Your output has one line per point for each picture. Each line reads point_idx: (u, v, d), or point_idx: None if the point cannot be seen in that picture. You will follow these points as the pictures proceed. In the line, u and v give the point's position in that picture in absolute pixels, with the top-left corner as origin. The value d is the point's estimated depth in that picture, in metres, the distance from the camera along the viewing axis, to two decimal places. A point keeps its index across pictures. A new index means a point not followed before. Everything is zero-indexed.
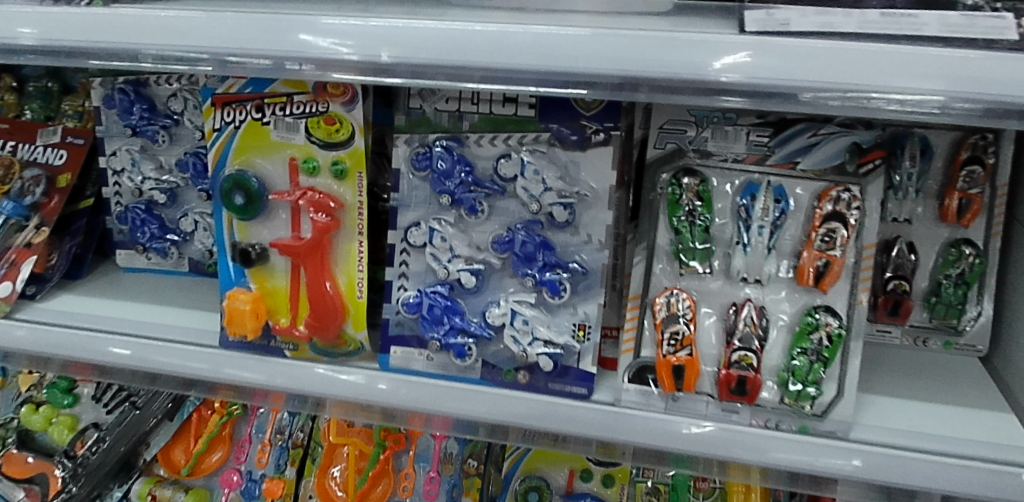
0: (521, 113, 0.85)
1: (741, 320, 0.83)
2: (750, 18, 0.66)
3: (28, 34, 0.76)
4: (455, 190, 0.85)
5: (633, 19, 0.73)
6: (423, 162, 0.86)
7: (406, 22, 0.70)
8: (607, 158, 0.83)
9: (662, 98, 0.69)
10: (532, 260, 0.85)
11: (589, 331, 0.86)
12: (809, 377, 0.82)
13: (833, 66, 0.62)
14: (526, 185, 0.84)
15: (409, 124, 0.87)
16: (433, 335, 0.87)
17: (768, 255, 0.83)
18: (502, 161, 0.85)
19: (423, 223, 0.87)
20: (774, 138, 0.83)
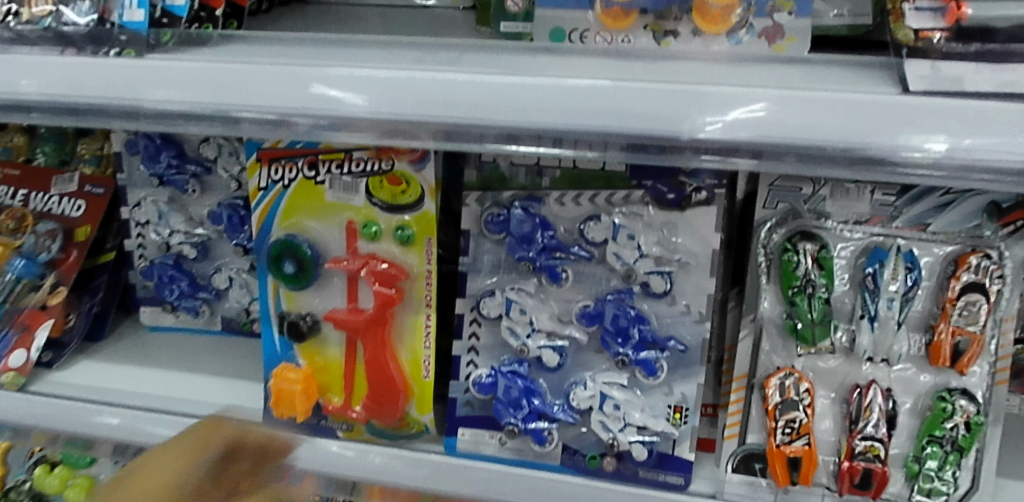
0: (610, 168, 0.74)
1: (864, 404, 0.73)
2: (915, 75, 0.57)
3: (29, 87, 0.64)
4: (538, 257, 0.75)
5: (767, 66, 0.60)
6: (500, 224, 0.76)
7: (487, 77, 0.59)
8: (712, 220, 0.73)
9: (800, 166, 0.58)
10: (625, 334, 0.75)
11: (687, 414, 0.75)
12: (942, 472, 0.72)
13: (1021, 123, 0.52)
14: (618, 251, 0.74)
15: (482, 180, 0.77)
16: (510, 418, 0.76)
17: (899, 331, 0.73)
18: (589, 223, 0.75)
19: (498, 292, 0.77)
20: (903, 196, 0.72)
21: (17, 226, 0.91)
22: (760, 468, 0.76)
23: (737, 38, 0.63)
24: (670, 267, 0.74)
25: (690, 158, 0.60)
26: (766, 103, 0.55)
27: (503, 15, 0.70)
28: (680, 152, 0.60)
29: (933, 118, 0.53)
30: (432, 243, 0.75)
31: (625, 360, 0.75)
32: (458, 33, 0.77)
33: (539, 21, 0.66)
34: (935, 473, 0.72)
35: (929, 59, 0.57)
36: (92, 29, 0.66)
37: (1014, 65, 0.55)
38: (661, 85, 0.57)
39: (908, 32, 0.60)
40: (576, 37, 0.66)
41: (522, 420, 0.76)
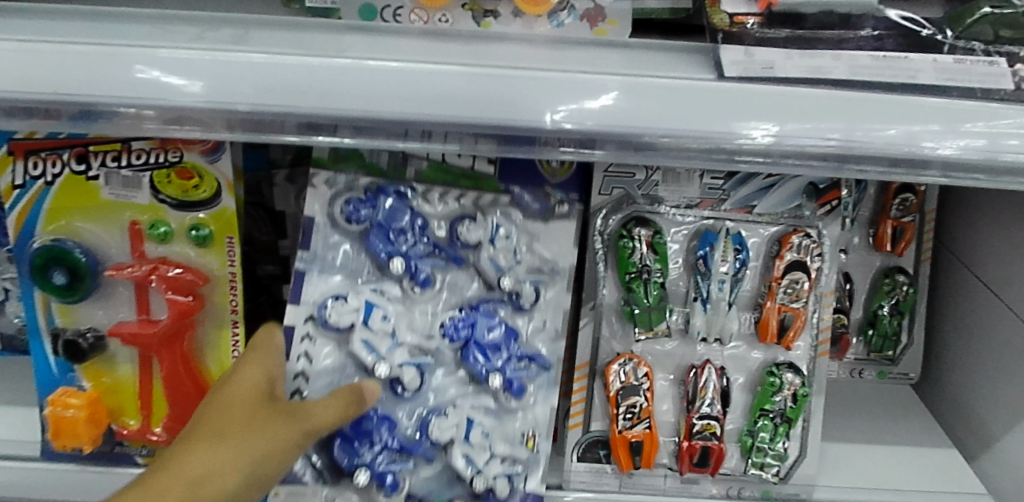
0: (479, 168, 0.71)
1: (700, 384, 0.73)
2: (729, 60, 0.54)
3: None
4: (405, 250, 0.69)
5: (591, 50, 0.57)
6: (362, 211, 0.69)
7: (275, 57, 0.51)
8: (570, 235, 0.72)
9: (633, 155, 0.56)
10: (497, 349, 0.69)
11: (540, 441, 0.70)
12: (772, 443, 0.74)
13: (820, 108, 0.53)
14: (493, 255, 0.70)
15: (341, 157, 0.70)
16: (359, 459, 0.67)
17: (730, 311, 0.73)
18: (464, 223, 0.70)
19: (352, 297, 0.68)
20: (730, 180, 0.73)
21: None
22: (605, 454, 0.75)
23: (558, 20, 0.59)
24: (542, 276, 0.72)
25: (540, 148, 0.56)
26: (617, 92, 0.53)
27: None
28: (522, 142, 0.56)
29: (755, 101, 0.53)
30: (233, 243, 0.67)
31: (497, 379, 0.68)
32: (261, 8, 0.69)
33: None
34: (767, 445, 0.74)
35: (742, 45, 0.55)
36: None
37: (822, 50, 0.56)
38: (477, 68, 0.53)
39: (724, 17, 0.58)
40: (389, 15, 0.59)
41: (370, 454, 0.67)
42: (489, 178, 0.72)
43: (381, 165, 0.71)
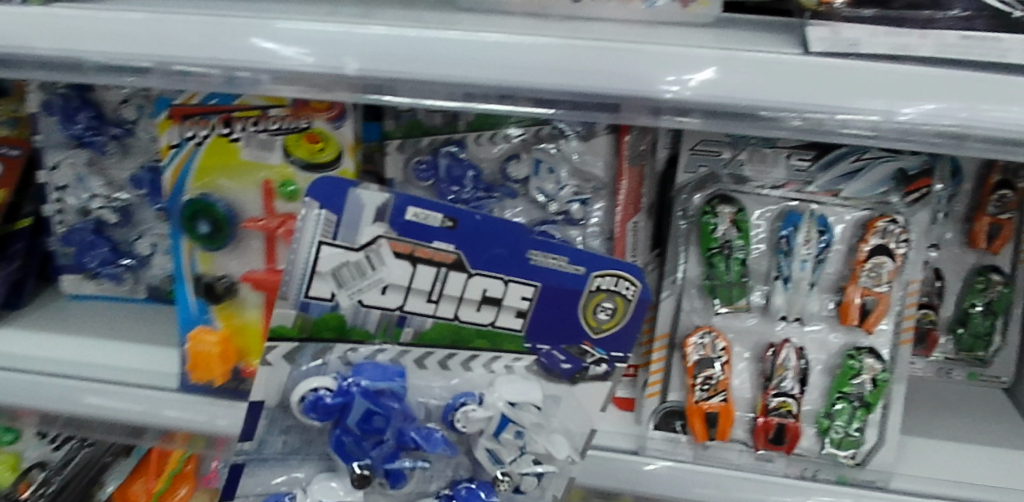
0: (501, 321, 0.64)
1: (779, 362, 0.75)
2: (814, 37, 0.58)
3: None
4: (377, 453, 0.62)
5: (679, 30, 0.61)
6: (330, 411, 0.60)
7: (396, 30, 0.59)
8: (602, 398, 0.67)
9: (718, 125, 0.60)
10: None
11: None
12: (851, 424, 0.75)
13: (898, 82, 0.56)
14: (495, 448, 0.64)
15: (310, 325, 0.62)
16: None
17: (811, 291, 0.76)
18: (463, 409, 0.63)
19: (298, 499, 0.65)
20: (816, 162, 0.75)
21: None
22: (681, 425, 0.78)
23: None
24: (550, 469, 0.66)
25: (631, 117, 0.60)
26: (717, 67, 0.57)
27: None
28: (613, 110, 0.59)
29: (841, 83, 0.56)
30: None
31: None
32: None
33: None
34: (843, 427, 0.75)
35: (829, 23, 0.59)
36: None
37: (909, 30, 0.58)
38: (571, 41, 0.58)
39: None
40: None
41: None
42: (514, 336, 0.65)
43: (368, 329, 0.63)
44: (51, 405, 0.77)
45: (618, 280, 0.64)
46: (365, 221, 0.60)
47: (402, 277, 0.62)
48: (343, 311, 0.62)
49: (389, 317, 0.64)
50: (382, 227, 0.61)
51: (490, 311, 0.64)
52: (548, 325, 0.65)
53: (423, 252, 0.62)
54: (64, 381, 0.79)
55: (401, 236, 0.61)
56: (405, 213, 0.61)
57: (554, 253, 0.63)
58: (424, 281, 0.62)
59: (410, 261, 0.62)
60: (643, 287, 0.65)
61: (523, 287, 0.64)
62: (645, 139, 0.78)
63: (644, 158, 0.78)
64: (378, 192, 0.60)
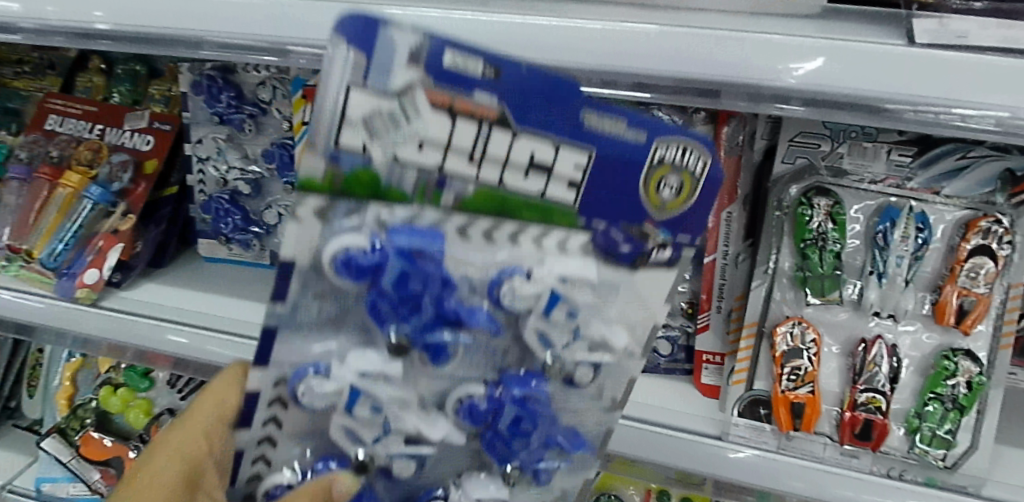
0: (550, 195, 0.53)
1: (869, 358, 0.75)
2: (920, 28, 0.59)
3: (101, 19, 0.72)
4: (410, 326, 0.56)
5: (781, 20, 0.63)
6: (362, 273, 0.54)
7: (509, 17, 0.63)
8: (666, 289, 0.57)
9: (817, 114, 0.61)
10: (522, 439, 0.59)
11: None
12: (942, 426, 0.73)
13: (1004, 77, 0.56)
14: (544, 329, 0.57)
15: (342, 178, 0.51)
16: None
17: (907, 288, 0.76)
18: (511, 279, 0.55)
19: (332, 375, 0.55)
20: (918, 159, 0.75)
21: (94, 156, 1.00)
22: (765, 414, 0.78)
23: None
24: (606, 359, 0.58)
25: (729, 103, 0.63)
26: (824, 58, 0.58)
27: None
28: (712, 96, 0.62)
29: (939, 73, 0.57)
30: None
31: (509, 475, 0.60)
32: None
33: None
34: (935, 428, 0.74)
35: (937, 15, 0.59)
36: None
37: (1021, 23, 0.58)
38: (672, 28, 0.61)
39: None
40: None
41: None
42: (566, 208, 0.54)
43: (406, 190, 0.52)
44: (182, 350, 0.87)
45: (689, 153, 0.53)
46: (396, 64, 0.48)
47: (440, 132, 0.50)
48: (375, 165, 0.51)
49: (427, 177, 0.52)
50: (417, 72, 0.48)
51: (538, 180, 0.53)
52: (602, 194, 0.54)
53: (464, 105, 0.50)
54: (183, 328, 0.89)
55: (439, 83, 0.49)
56: (444, 58, 0.48)
57: (615, 115, 0.52)
58: (466, 138, 0.50)
59: (450, 113, 0.49)
60: (714, 162, 0.53)
61: (580, 154, 0.52)
62: (743, 130, 0.81)
63: (742, 149, 0.82)
64: (410, 30, 0.47)
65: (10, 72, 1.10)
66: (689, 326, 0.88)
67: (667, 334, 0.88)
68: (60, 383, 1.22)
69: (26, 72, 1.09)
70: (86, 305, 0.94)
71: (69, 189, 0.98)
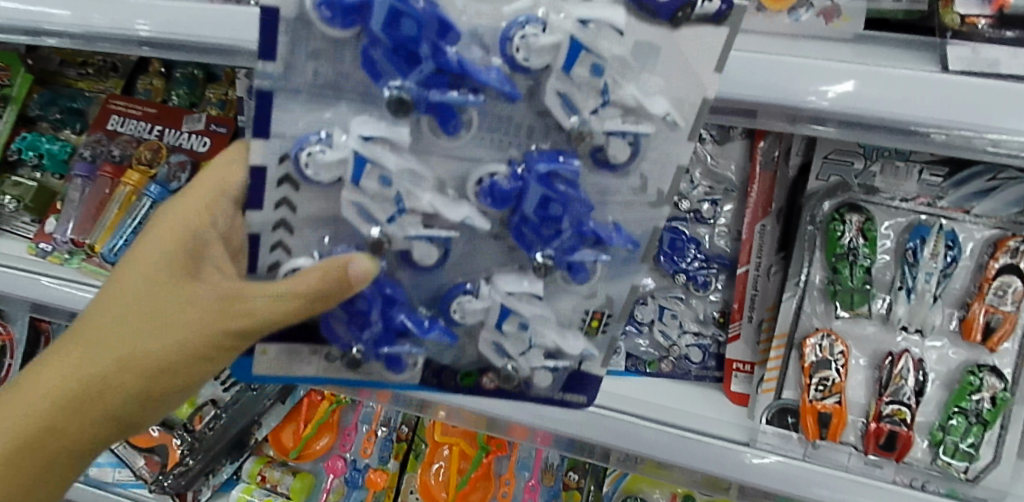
0: None
1: (896, 371, 0.77)
2: (954, 55, 0.62)
3: (144, 27, 0.77)
4: (420, 74, 0.61)
5: (819, 44, 0.66)
6: (349, 15, 0.59)
7: None
8: (711, 41, 0.60)
9: (851, 134, 0.64)
10: (552, 224, 0.67)
11: (604, 324, 0.72)
12: (966, 439, 0.75)
13: None
14: (567, 90, 0.62)
15: None
16: (356, 337, 0.69)
17: (935, 305, 0.77)
18: (515, 35, 0.60)
19: (337, 146, 0.62)
20: (949, 179, 0.78)
21: (153, 156, 1.05)
22: (793, 422, 0.80)
23: (797, 15, 0.68)
24: (641, 128, 0.63)
25: (767, 121, 0.66)
26: (854, 81, 0.61)
27: None
28: (750, 116, 0.65)
29: (972, 98, 0.59)
30: None
31: (543, 265, 0.68)
32: None
33: None
34: (958, 441, 0.76)
35: (970, 43, 0.62)
36: None
37: None
38: None
39: (955, 17, 0.64)
40: None
41: (370, 355, 0.70)
42: None
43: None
44: None
45: None
46: None
47: None
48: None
49: None
50: None
51: None
52: None
53: None
54: None
55: None
56: None
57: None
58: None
59: None
60: None
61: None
62: (779, 146, 0.85)
63: (777, 164, 0.85)
64: None
65: (75, 74, 1.15)
66: (721, 335, 0.90)
67: (697, 342, 0.90)
68: None
69: (90, 74, 1.14)
70: None
71: (129, 186, 1.04)
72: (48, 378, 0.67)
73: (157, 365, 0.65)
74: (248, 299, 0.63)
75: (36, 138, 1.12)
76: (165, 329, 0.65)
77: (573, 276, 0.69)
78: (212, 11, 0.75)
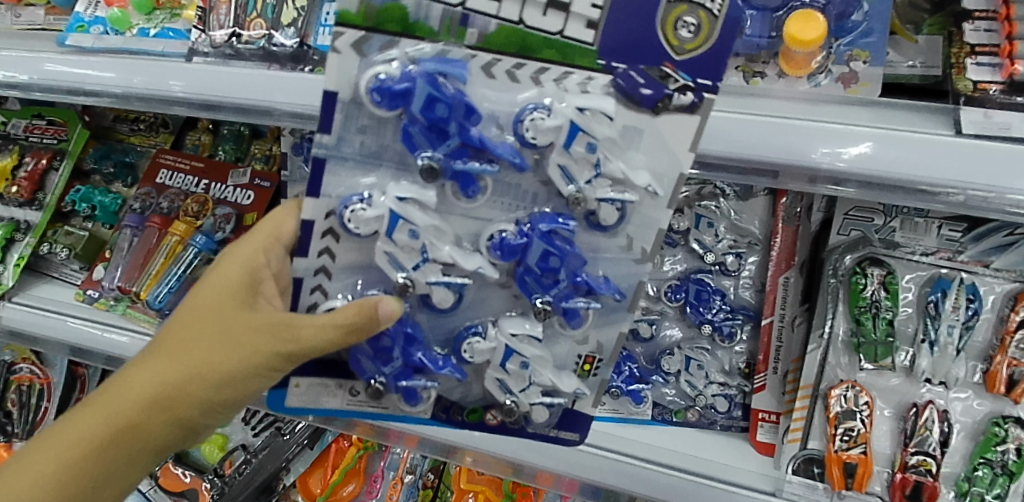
0: (569, 31, 0.61)
1: (921, 422, 0.78)
2: (967, 120, 0.65)
3: (178, 87, 0.81)
4: (448, 150, 0.66)
5: (844, 107, 0.69)
6: (394, 100, 0.63)
7: None
8: (688, 130, 0.64)
9: (870, 194, 0.68)
10: (552, 275, 0.70)
11: (596, 366, 0.75)
12: (991, 490, 0.77)
13: None
14: (566, 164, 0.67)
15: (374, 12, 0.61)
16: (378, 371, 0.71)
17: (957, 358, 0.79)
18: (533, 116, 0.64)
19: (377, 204, 0.66)
20: (968, 233, 0.81)
21: (200, 209, 1.11)
22: (819, 472, 0.81)
23: (816, 80, 0.73)
24: (628, 197, 0.67)
25: (788, 180, 0.69)
26: (870, 143, 0.64)
27: None
28: (773, 176, 0.69)
29: (984, 160, 0.62)
30: None
31: (545, 311, 0.71)
32: None
33: None
34: (984, 491, 0.77)
35: (983, 108, 0.65)
36: (294, 50, 0.84)
37: None
38: (740, 114, 0.68)
39: (968, 83, 0.69)
40: None
41: (388, 388, 0.72)
42: (587, 49, 0.62)
43: (432, 26, 0.61)
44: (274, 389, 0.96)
45: None
46: None
47: None
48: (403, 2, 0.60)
49: (451, 13, 0.61)
50: None
51: (557, 18, 0.60)
52: (623, 36, 0.61)
53: None
54: None
55: None
56: None
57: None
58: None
59: None
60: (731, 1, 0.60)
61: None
62: (800, 202, 0.89)
63: (799, 219, 0.89)
64: None
65: (128, 129, 1.23)
66: (746, 385, 0.92)
67: (724, 391, 0.91)
68: None
69: (141, 130, 1.22)
70: None
71: (176, 237, 1.09)
72: (102, 405, 0.67)
73: (211, 388, 0.66)
74: (299, 325, 0.66)
75: (89, 191, 1.17)
76: (220, 352, 0.67)
77: (570, 324, 0.73)
78: (245, 75, 0.79)
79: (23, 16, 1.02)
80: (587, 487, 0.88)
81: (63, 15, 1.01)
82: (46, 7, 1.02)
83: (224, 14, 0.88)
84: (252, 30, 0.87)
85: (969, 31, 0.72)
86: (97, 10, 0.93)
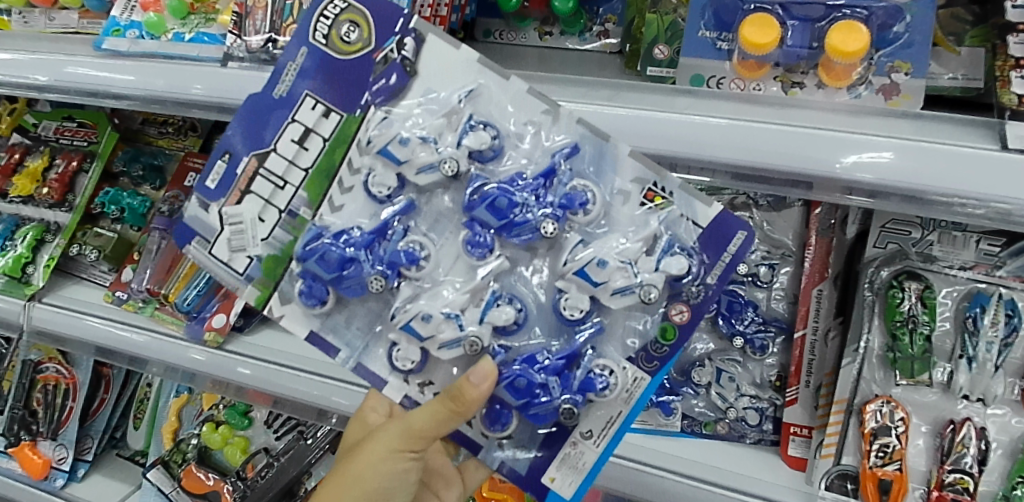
0: (327, 133, 0.71)
1: (958, 439, 0.77)
2: (1013, 134, 0.63)
3: (198, 90, 0.81)
4: (366, 259, 0.71)
5: (886, 119, 0.68)
6: (317, 292, 0.71)
7: (629, 110, 0.71)
8: (447, 47, 0.69)
9: (911, 208, 0.67)
10: (517, 209, 0.69)
11: (662, 191, 0.68)
12: None
13: None
14: (421, 165, 0.70)
15: (262, 282, 0.73)
16: (549, 400, 0.68)
17: (997, 373, 0.77)
18: (372, 183, 0.71)
19: (399, 341, 0.71)
20: (1006, 249, 0.81)
21: None
22: (853, 488, 0.80)
23: (856, 92, 0.72)
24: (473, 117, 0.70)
25: (825, 192, 0.68)
26: (910, 155, 0.63)
27: (650, 61, 0.83)
28: (807, 188, 0.69)
29: None
30: None
31: (551, 223, 0.68)
32: (606, 72, 0.89)
33: (681, 68, 0.77)
34: None
35: None
36: None
37: None
38: (778, 126, 0.67)
39: (1013, 97, 0.68)
40: (713, 83, 0.76)
41: (580, 401, 0.68)
42: (348, 121, 0.71)
43: (284, 238, 0.73)
44: (304, 395, 0.97)
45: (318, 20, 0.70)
46: (204, 215, 0.74)
47: (253, 204, 0.72)
48: (266, 253, 0.73)
49: (282, 218, 0.72)
50: (212, 206, 0.74)
51: (315, 138, 0.71)
52: (335, 82, 0.70)
53: (243, 182, 0.72)
54: (308, 377, 0.98)
55: (224, 194, 0.73)
56: (208, 184, 0.73)
57: (211, 169, 0.73)
58: (263, 190, 0.72)
59: (242, 192, 0.72)
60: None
61: (303, 101, 0.71)
62: (834, 214, 0.88)
63: (833, 231, 0.88)
64: (195, 206, 0.74)
65: (156, 132, 1.24)
66: (778, 398, 0.91)
67: (755, 404, 0.91)
68: (166, 417, 1.28)
69: (169, 132, 1.22)
70: (213, 349, 1.03)
71: None
72: None
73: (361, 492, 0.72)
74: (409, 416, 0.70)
75: (117, 193, 1.16)
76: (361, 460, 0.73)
77: (584, 208, 0.68)
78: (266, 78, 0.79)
79: (58, 20, 1.03)
80: (612, 497, 0.87)
81: (97, 19, 1.02)
82: (79, 11, 1.03)
83: (260, 20, 0.88)
84: (287, 35, 0.86)
85: (1014, 44, 0.71)
86: (133, 14, 0.94)
